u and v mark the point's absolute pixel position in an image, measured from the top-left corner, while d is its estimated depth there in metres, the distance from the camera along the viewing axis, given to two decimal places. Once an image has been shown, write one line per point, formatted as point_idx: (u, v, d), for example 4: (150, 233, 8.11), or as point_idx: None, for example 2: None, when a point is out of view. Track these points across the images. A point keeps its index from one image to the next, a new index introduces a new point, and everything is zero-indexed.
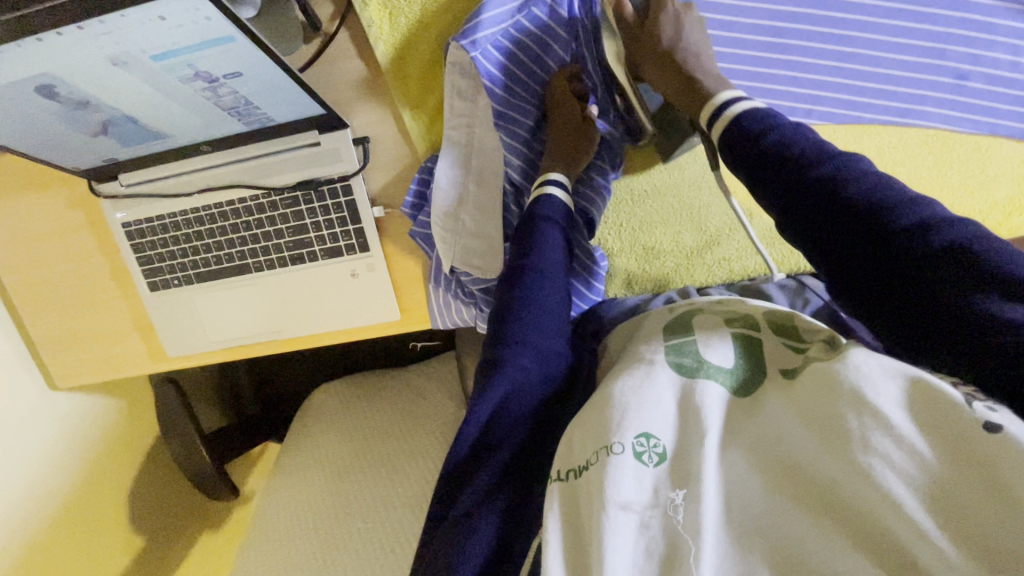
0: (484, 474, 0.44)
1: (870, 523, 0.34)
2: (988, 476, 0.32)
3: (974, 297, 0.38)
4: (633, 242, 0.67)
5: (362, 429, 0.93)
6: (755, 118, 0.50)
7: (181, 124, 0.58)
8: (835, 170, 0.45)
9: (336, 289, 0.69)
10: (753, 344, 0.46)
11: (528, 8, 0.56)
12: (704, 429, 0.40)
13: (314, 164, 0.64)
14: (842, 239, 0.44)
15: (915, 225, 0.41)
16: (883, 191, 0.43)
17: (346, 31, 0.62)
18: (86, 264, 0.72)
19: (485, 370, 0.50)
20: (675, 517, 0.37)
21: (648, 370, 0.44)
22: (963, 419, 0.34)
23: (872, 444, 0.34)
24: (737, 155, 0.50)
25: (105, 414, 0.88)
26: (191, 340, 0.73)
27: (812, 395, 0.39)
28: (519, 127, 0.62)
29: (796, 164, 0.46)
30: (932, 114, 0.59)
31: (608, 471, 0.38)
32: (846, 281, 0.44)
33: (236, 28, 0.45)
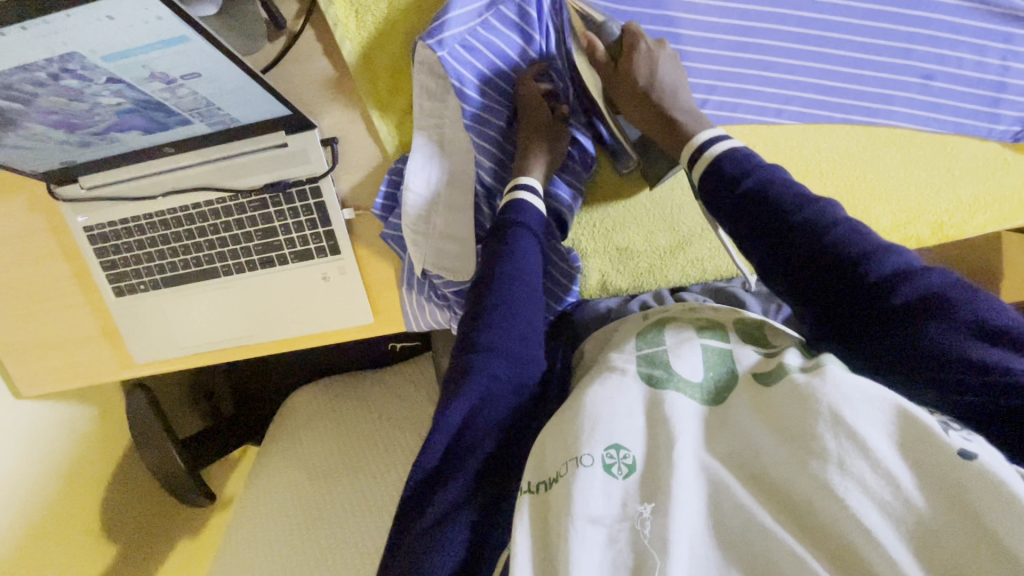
0: (455, 483, 0.44)
1: (842, 543, 0.35)
2: (963, 504, 0.34)
3: (965, 351, 0.40)
4: (606, 244, 0.66)
5: (341, 432, 0.92)
6: (738, 160, 0.50)
7: (140, 126, 0.57)
8: (818, 218, 0.45)
9: (307, 293, 0.68)
10: (723, 354, 0.48)
11: (497, 8, 0.56)
12: (672, 438, 0.41)
13: (282, 166, 0.63)
14: (830, 296, 0.44)
15: (897, 274, 0.42)
16: (864, 240, 0.44)
17: (312, 30, 0.61)
18: (48, 270, 0.70)
19: (456, 376, 0.48)
20: (643, 530, 0.38)
21: (620, 381, 0.46)
22: (942, 448, 0.35)
23: (848, 466, 0.36)
24: (717, 202, 0.50)
25: (76, 421, 0.86)
26: (159, 345, 0.71)
27: (786, 411, 0.40)
28: (490, 128, 0.61)
29: (781, 214, 0.46)
30: (898, 114, 0.60)
31: (577, 482, 0.39)
32: (834, 336, 0.45)
33: (190, 28, 0.44)
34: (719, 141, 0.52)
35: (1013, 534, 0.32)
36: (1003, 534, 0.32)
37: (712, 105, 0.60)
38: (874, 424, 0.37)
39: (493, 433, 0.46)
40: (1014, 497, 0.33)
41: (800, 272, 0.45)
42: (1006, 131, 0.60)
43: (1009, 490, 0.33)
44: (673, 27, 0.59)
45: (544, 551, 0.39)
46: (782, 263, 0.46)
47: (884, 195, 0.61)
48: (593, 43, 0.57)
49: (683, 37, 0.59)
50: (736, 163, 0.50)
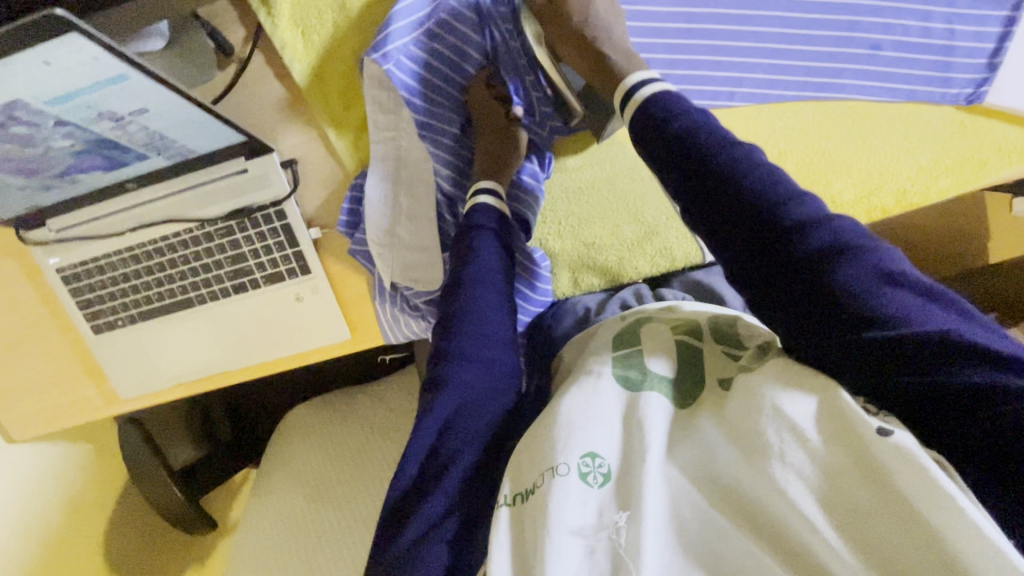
0: (435, 500, 0.44)
1: (788, 537, 0.37)
2: (889, 489, 0.35)
3: (872, 299, 0.40)
4: (574, 240, 0.66)
5: (334, 451, 0.92)
6: (667, 101, 0.50)
7: (98, 165, 0.57)
8: (736, 162, 0.45)
9: (284, 315, 0.69)
10: (693, 352, 0.48)
11: (437, 15, 0.56)
12: (645, 444, 0.42)
13: (244, 192, 0.63)
14: (749, 235, 0.44)
15: (809, 218, 0.42)
16: (779, 185, 0.44)
17: (261, 54, 0.61)
18: (26, 314, 0.71)
19: (427, 390, 0.49)
20: (616, 538, 0.39)
21: (596, 383, 0.46)
22: (863, 429, 0.37)
23: (788, 458, 0.37)
24: (646, 144, 0.50)
25: (71, 461, 0.87)
26: (143, 379, 0.72)
27: (744, 410, 0.41)
28: (445, 136, 0.61)
29: (706, 151, 0.46)
30: (850, 86, 0.60)
31: (553, 494, 0.40)
32: (746, 279, 0.45)
33: (128, 66, 0.44)
34: (649, 83, 0.51)
35: (939, 518, 0.33)
36: (923, 512, 0.33)
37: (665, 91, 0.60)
38: (806, 411, 0.38)
39: (471, 442, 0.46)
40: (929, 472, 0.34)
41: (720, 209, 0.45)
42: (959, 94, 0.59)
43: (922, 465, 0.34)
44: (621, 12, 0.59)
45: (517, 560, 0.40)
46: (703, 200, 0.46)
47: (843, 168, 0.62)
48: None
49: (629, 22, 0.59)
50: (665, 105, 0.49)
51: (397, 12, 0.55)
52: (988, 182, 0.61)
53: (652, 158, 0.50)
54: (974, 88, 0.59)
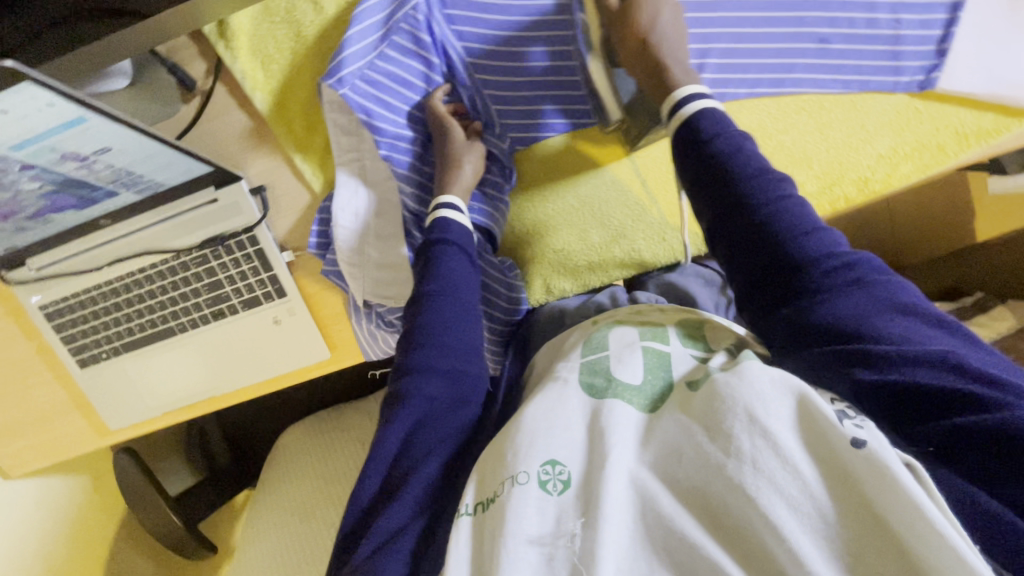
0: (395, 511, 0.44)
1: (758, 545, 0.37)
2: (859, 495, 0.36)
3: (874, 320, 0.43)
4: (543, 248, 0.67)
5: (330, 464, 0.95)
6: (715, 119, 0.52)
7: (70, 204, 0.58)
8: (767, 188, 0.49)
9: (263, 338, 0.70)
10: (662, 357, 0.51)
11: (390, 38, 0.58)
12: (606, 452, 0.43)
13: (215, 220, 0.64)
14: (762, 257, 0.48)
15: (826, 247, 0.47)
16: (806, 216, 0.48)
17: (223, 85, 0.63)
18: (13, 352, 0.72)
19: (389, 405, 0.50)
20: (571, 545, 0.40)
21: (562, 393, 0.49)
22: (835, 438, 0.38)
23: (761, 465, 0.37)
24: (681, 158, 0.53)
25: (69, 494, 0.88)
26: (129, 409, 0.73)
27: (705, 404, 0.42)
28: (407, 152, 0.62)
29: (732, 177, 0.50)
30: (802, 81, 0.61)
31: (512, 502, 0.41)
32: (755, 296, 0.49)
33: (84, 108, 0.45)
34: (696, 99, 0.53)
35: (901, 521, 0.35)
36: (892, 518, 0.35)
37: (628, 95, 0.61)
38: (782, 418, 0.39)
39: (431, 455, 0.47)
40: (895, 478, 0.35)
41: (738, 231, 0.49)
42: (911, 81, 0.60)
43: (893, 472, 0.35)
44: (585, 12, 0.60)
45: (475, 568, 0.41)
46: (723, 222, 0.50)
47: (804, 160, 0.62)
48: None
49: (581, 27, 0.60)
50: (710, 127, 0.52)
51: (350, 37, 0.57)
52: (946, 167, 0.62)
53: (684, 175, 0.53)
54: (925, 75, 0.60)
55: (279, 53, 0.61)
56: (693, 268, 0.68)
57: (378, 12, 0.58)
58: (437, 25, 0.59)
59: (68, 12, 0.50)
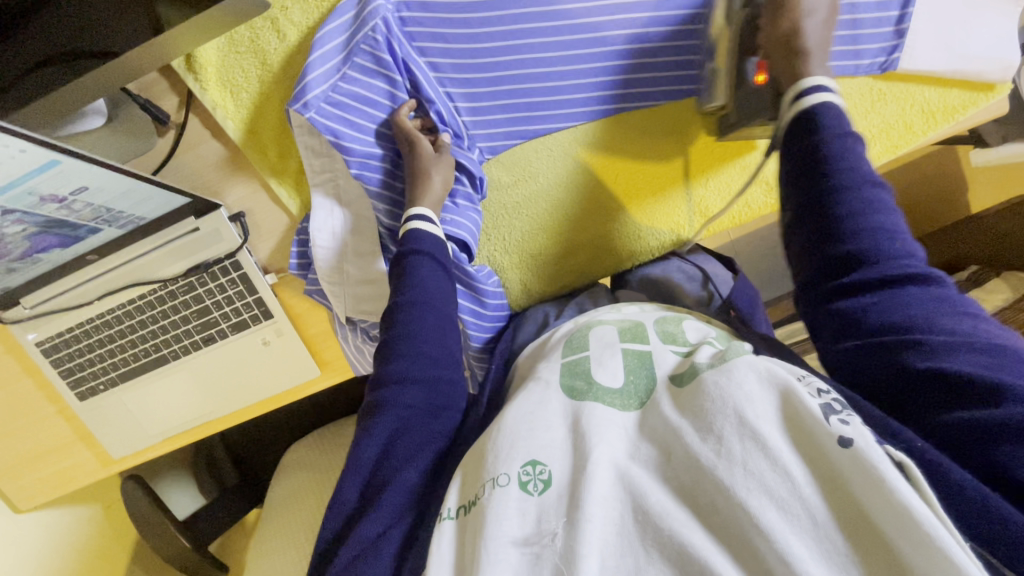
0: (373, 520, 0.45)
1: (748, 545, 0.37)
2: (847, 493, 0.36)
3: (940, 322, 0.43)
4: (518, 253, 0.69)
5: (330, 476, 0.97)
6: (835, 114, 0.51)
7: (55, 242, 0.60)
8: (869, 188, 0.49)
9: (253, 359, 0.72)
10: (642, 357, 0.52)
11: (352, 59, 0.59)
12: (588, 449, 0.44)
13: (198, 248, 0.65)
14: (832, 250, 0.48)
15: (907, 252, 0.46)
16: (896, 223, 0.48)
17: (196, 117, 0.64)
18: (13, 389, 0.73)
19: (366, 416, 0.51)
20: (553, 544, 0.40)
21: (543, 394, 0.50)
22: (823, 436, 0.38)
23: (750, 466, 0.38)
24: (790, 144, 0.53)
25: (80, 524, 0.90)
26: (129, 437, 0.75)
27: (695, 403, 0.44)
28: (379, 169, 0.63)
29: (825, 168, 0.50)
30: None
31: (492, 504, 0.42)
32: (816, 288, 0.49)
33: (57, 152, 0.47)
34: (825, 92, 0.52)
35: (886, 517, 0.35)
36: (880, 518, 0.35)
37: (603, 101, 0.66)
38: (768, 418, 0.40)
39: (410, 465, 0.48)
40: (881, 476, 0.35)
41: (818, 223, 0.49)
42: (873, 64, 0.61)
43: (881, 472, 0.35)
44: (567, 19, 0.61)
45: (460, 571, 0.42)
46: (806, 214, 0.50)
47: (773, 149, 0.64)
48: None
49: (545, 36, 0.62)
50: (826, 122, 0.51)
51: (313, 61, 0.58)
52: (917, 143, 0.65)
53: (785, 161, 0.53)
54: (887, 56, 0.60)
55: (247, 82, 0.63)
56: (674, 267, 0.70)
57: (339, 34, 0.59)
58: (397, 44, 0.60)
59: (40, 58, 0.51)
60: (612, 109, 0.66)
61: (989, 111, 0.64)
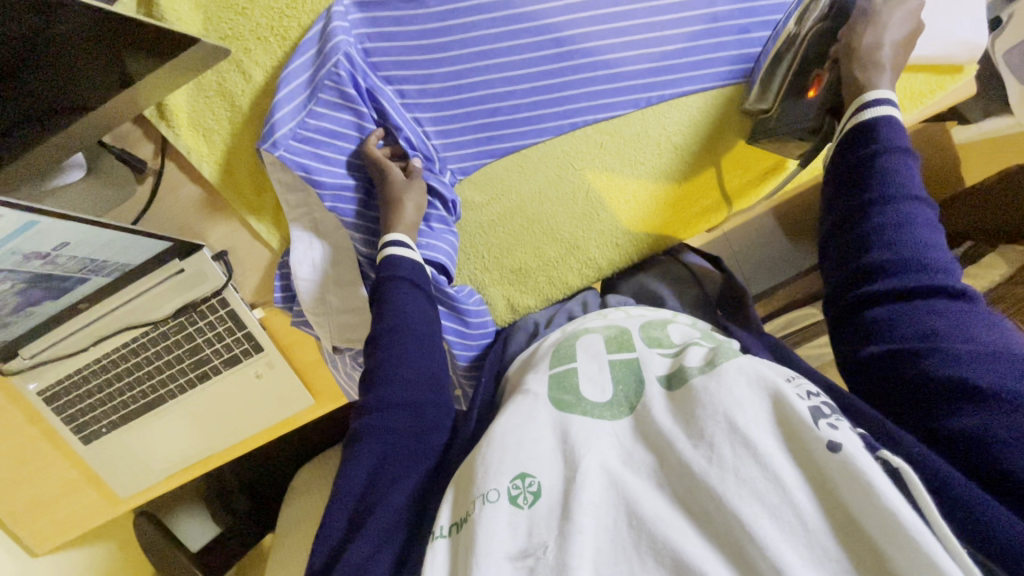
0: (360, 543, 0.45)
1: (740, 551, 0.37)
2: (836, 496, 0.37)
3: (972, 335, 0.42)
4: (500, 268, 0.69)
5: None
6: (891, 127, 0.54)
7: (44, 295, 0.61)
8: (916, 205, 0.50)
9: (247, 392, 0.74)
10: (631, 365, 0.51)
11: (317, 95, 0.60)
12: (577, 457, 0.43)
13: (185, 289, 0.66)
14: (867, 258, 0.49)
15: (947, 270, 0.47)
16: (939, 246, 0.49)
17: (172, 162, 0.66)
18: (18, 439, 0.74)
19: (351, 445, 0.52)
20: (545, 557, 0.39)
21: (533, 406, 0.49)
22: (812, 441, 0.38)
23: (741, 472, 0.38)
24: (842, 153, 0.56)
25: (96, 564, 0.91)
26: (137, 475, 0.77)
27: (687, 409, 0.44)
28: (353, 199, 0.64)
29: (871, 179, 0.52)
30: (709, 75, 0.66)
31: (480, 522, 0.41)
32: (848, 293, 0.50)
33: (35, 212, 0.48)
34: (884, 105, 0.55)
35: (872, 519, 0.35)
36: (868, 522, 0.35)
37: (581, 114, 0.66)
38: (758, 421, 0.40)
39: (398, 492, 0.49)
40: (869, 482, 0.35)
41: (855, 232, 0.51)
42: None
43: (867, 477, 0.35)
44: (549, 33, 0.62)
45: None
46: (846, 224, 0.53)
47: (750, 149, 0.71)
48: None
49: (514, 49, 0.62)
50: (882, 132, 0.54)
51: (279, 99, 0.59)
52: None
53: (835, 168, 0.56)
54: None
55: (219, 125, 0.64)
56: (660, 270, 0.70)
57: (303, 72, 0.60)
58: (361, 76, 0.61)
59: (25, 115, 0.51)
60: (589, 119, 0.66)
61: (955, 94, 0.65)
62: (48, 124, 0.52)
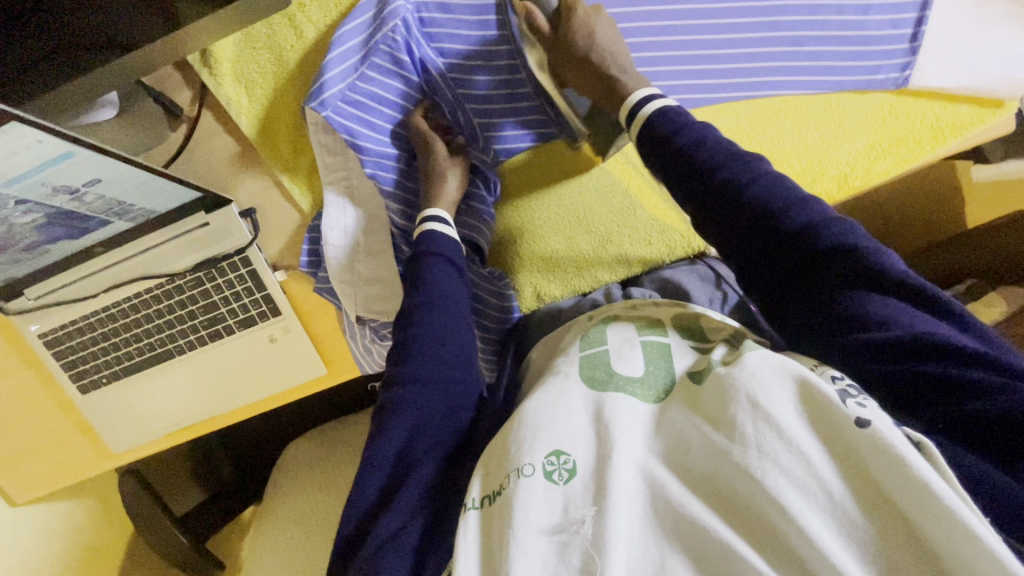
0: (391, 516, 0.46)
1: (770, 529, 0.37)
2: (866, 474, 0.37)
3: (865, 313, 0.44)
4: (531, 255, 0.68)
5: (332, 470, 0.95)
6: (671, 118, 0.55)
7: (63, 234, 0.59)
8: (740, 173, 0.51)
9: (260, 358, 0.71)
10: (662, 349, 0.51)
11: (370, 59, 0.59)
12: (614, 439, 0.43)
13: (209, 244, 0.65)
14: (746, 248, 0.50)
15: (808, 223, 0.48)
16: (781, 196, 0.49)
17: (209, 111, 0.64)
18: (14, 382, 0.72)
19: (378, 417, 0.51)
20: (582, 531, 0.39)
21: (563, 385, 0.48)
22: (840, 419, 0.38)
23: (765, 450, 0.38)
24: (655, 158, 0.56)
25: (77, 518, 0.89)
26: (131, 432, 0.74)
27: (713, 396, 0.43)
28: (395, 171, 0.64)
29: (701, 180, 0.52)
30: (778, 83, 0.62)
31: (519, 494, 0.41)
32: (757, 281, 0.51)
33: (75, 144, 0.46)
34: (651, 101, 0.56)
35: (908, 497, 0.35)
36: (897, 493, 0.35)
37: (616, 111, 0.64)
38: (783, 401, 0.40)
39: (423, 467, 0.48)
40: (902, 457, 0.35)
41: (720, 222, 0.51)
42: (888, 79, 0.62)
43: (900, 454, 0.35)
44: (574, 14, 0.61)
45: (489, 562, 0.41)
46: (703, 214, 0.53)
47: (782, 160, 0.63)
48: (530, 11, 0.59)
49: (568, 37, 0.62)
50: (665, 126, 0.55)
51: (331, 60, 0.58)
52: (924, 160, 0.64)
53: (658, 171, 0.56)
54: (900, 72, 0.62)
55: (262, 79, 0.63)
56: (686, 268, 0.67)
57: (357, 34, 0.60)
58: (416, 45, 0.60)
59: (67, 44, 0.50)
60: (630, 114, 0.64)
61: (994, 129, 0.63)
62: (84, 57, 0.51)
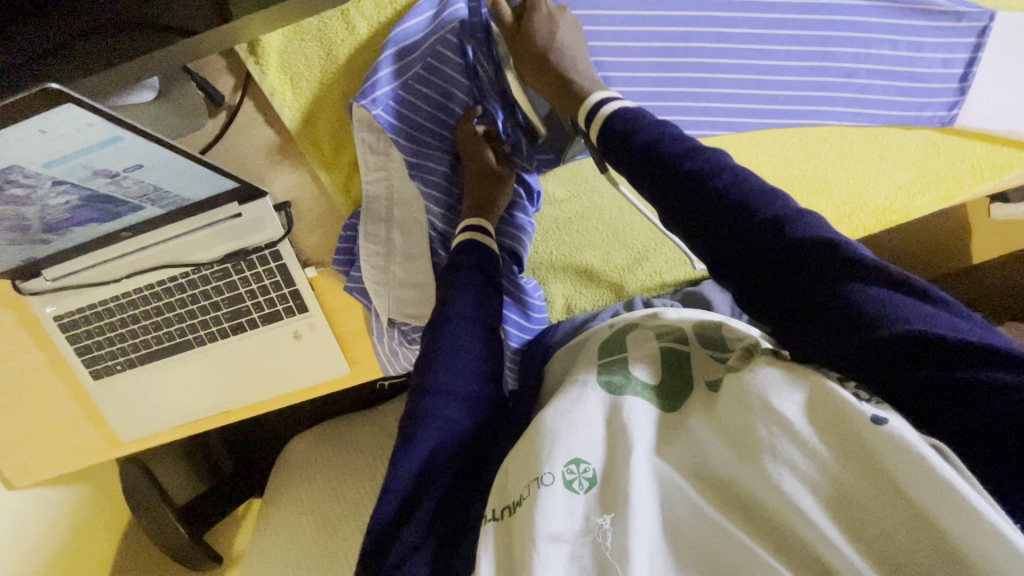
0: (413, 526, 0.45)
1: (789, 530, 0.36)
2: (885, 475, 0.35)
3: (857, 309, 0.40)
4: (566, 267, 0.69)
5: (333, 457, 0.94)
6: (628, 114, 0.52)
7: (92, 217, 0.57)
8: (704, 165, 0.47)
9: (281, 353, 0.69)
10: (676, 356, 0.50)
11: (423, 60, 0.58)
12: (629, 446, 0.42)
13: (240, 235, 0.63)
14: (715, 245, 0.46)
15: (781, 215, 0.44)
16: (748, 187, 0.45)
17: (251, 100, 0.63)
18: (23, 363, 0.70)
19: (408, 422, 0.50)
20: (605, 541, 0.38)
21: (580, 392, 0.47)
22: (855, 418, 0.36)
23: (780, 454, 0.37)
24: (616, 157, 0.52)
25: (73, 503, 0.86)
26: (140, 420, 0.72)
27: (731, 402, 0.41)
28: (432, 173, 0.63)
29: (665, 174, 0.48)
30: (827, 113, 0.64)
31: (538, 503, 0.40)
32: (732, 279, 0.46)
33: (123, 128, 0.45)
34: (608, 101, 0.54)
35: (931, 500, 0.33)
36: (918, 494, 0.33)
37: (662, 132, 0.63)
38: (796, 404, 0.38)
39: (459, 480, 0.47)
40: (924, 458, 0.33)
41: (688, 220, 0.47)
42: (934, 116, 0.64)
43: (919, 451, 0.33)
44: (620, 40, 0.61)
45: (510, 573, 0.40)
46: (667, 209, 0.48)
47: (823, 188, 0.66)
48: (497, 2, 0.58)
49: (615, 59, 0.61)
50: (619, 125, 0.52)
51: (383, 60, 0.58)
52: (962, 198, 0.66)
53: (624, 172, 0.52)
54: (947, 111, 0.64)
55: (308, 71, 0.62)
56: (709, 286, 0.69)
57: (413, 35, 0.59)
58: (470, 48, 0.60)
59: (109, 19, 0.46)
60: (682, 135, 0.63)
61: None
62: (130, 39, 0.47)
